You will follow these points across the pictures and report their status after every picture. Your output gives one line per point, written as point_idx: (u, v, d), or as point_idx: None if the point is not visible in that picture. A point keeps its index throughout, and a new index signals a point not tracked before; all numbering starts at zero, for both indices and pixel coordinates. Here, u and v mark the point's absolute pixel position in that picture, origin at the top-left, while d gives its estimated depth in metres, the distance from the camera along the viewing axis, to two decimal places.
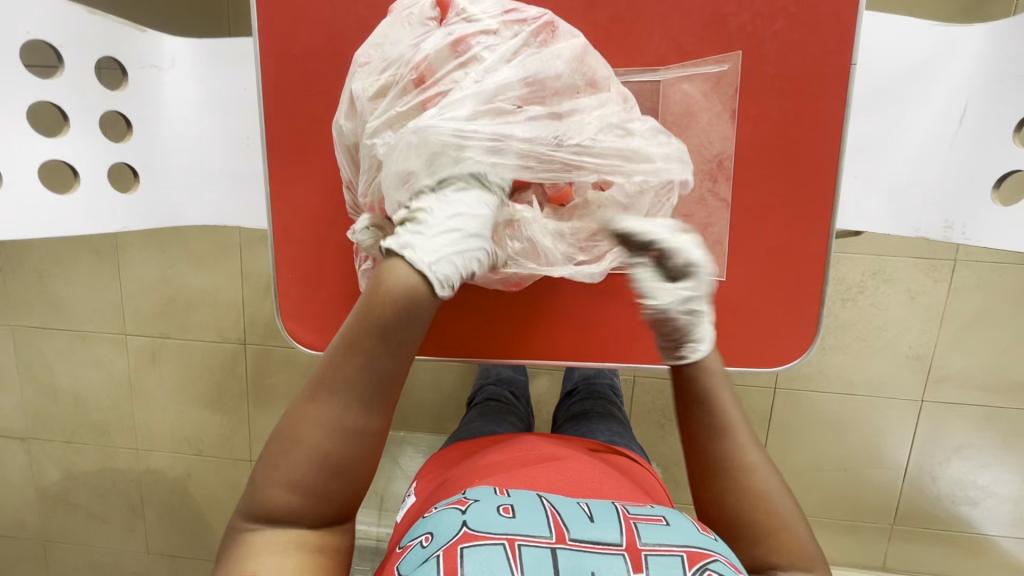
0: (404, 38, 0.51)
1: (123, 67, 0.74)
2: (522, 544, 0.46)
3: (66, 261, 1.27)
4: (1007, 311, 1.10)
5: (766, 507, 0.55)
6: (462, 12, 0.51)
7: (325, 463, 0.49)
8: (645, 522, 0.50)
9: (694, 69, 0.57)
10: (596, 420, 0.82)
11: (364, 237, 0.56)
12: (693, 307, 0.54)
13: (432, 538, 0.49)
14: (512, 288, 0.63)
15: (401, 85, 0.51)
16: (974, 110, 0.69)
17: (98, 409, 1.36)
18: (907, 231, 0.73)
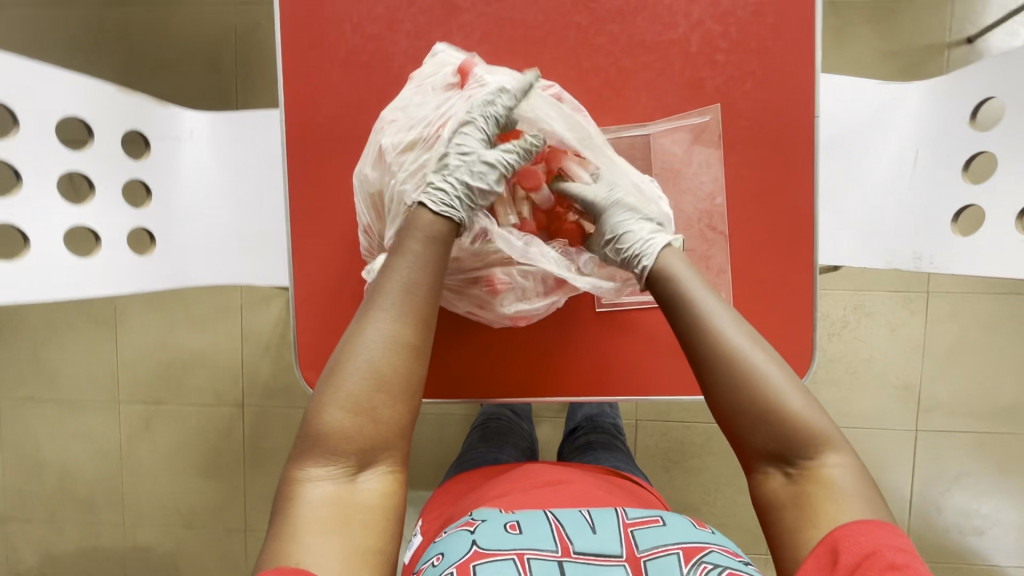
0: (429, 101, 0.58)
1: (146, 139, 0.79)
2: (530, 558, 0.51)
3: (61, 329, 1.26)
4: (982, 337, 1.16)
5: (765, 391, 0.54)
6: (480, 80, 0.58)
7: (375, 390, 0.52)
8: (643, 527, 0.56)
9: (677, 121, 0.63)
10: (601, 448, 0.84)
11: None
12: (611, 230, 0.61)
13: (444, 557, 0.54)
14: (517, 321, 0.67)
15: (429, 142, 0.57)
16: (926, 153, 0.76)
17: (84, 483, 1.30)
18: (882, 263, 0.80)
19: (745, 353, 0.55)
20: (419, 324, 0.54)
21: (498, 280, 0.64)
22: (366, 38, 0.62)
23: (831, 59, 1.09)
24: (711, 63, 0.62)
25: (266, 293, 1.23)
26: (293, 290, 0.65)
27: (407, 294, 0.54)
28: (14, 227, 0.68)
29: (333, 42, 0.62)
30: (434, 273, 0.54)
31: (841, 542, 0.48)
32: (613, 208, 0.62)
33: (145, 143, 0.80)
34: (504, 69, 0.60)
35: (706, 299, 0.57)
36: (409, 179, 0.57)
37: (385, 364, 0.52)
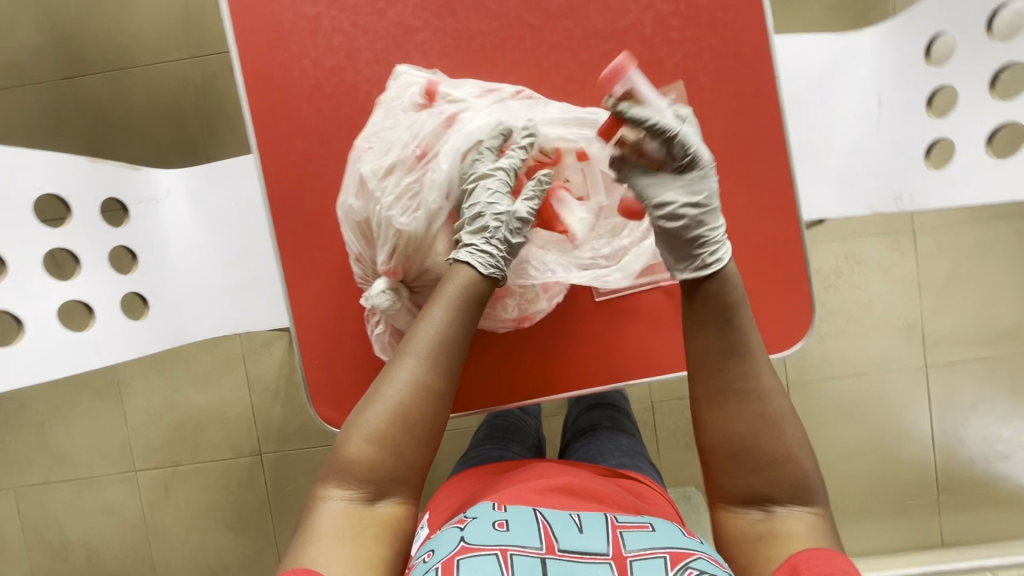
0: (401, 124, 0.59)
1: (124, 205, 0.80)
2: (514, 555, 0.53)
3: (67, 408, 1.25)
4: (974, 266, 1.17)
5: (772, 445, 0.60)
6: (447, 96, 0.60)
7: (399, 428, 0.56)
8: (631, 530, 0.57)
9: None
10: (605, 437, 0.84)
11: (382, 300, 0.60)
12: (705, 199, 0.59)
13: (434, 553, 0.55)
14: (523, 322, 0.68)
15: (408, 162, 0.58)
16: (888, 95, 0.78)
17: (112, 558, 1.29)
18: (864, 210, 0.81)
19: (772, 400, 0.61)
20: (445, 375, 0.57)
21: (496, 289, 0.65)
22: (327, 70, 0.62)
23: (783, 19, 1.11)
24: (667, 41, 0.63)
25: (265, 338, 1.22)
26: (296, 330, 0.65)
27: (435, 343, 0.57)
28: (8, 313, 0.68)
29: (295, 80, 0.62)
30: (460, 325, 0.57)
31: (802, 563, 0.53)
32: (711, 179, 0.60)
33: (124, 209, 0.80)
34: (467, 82, 0.62)
35: (727, 351, 0.61)
36: (394, 203, 0.57)
37: (410, 405, 0.56)
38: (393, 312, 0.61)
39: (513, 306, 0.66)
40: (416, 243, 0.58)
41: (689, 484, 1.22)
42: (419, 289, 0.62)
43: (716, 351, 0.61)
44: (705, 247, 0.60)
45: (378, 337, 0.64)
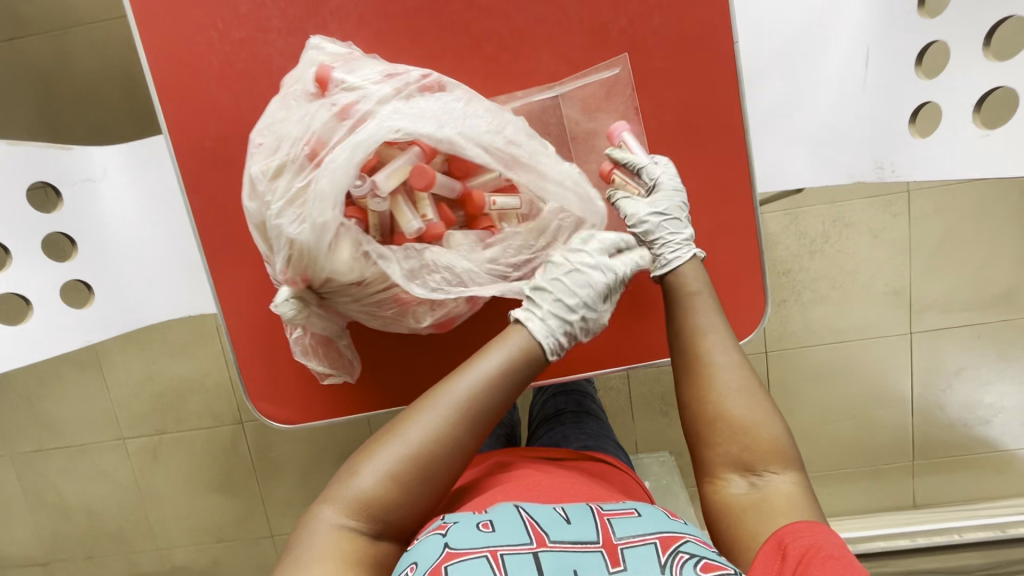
0: (291, 116, 0.52)
1: (56, 189, 0.75)
2: (504, 554, 0.50)
3: (50, 380, 1.27)
4: (971, 228, 1.11)
5: (756, 413, 0.58)
6: (341, 83, 0.52)
7: (423, 471, 0.55)
8: (618, 517, 0.55)
9: (586, 77, 0.60)
10: (570, 423, 0.85)
11: (288, 310, 0.57)
12: (664, 214, 0.62)
13: (417, 566, 0.51)
14: (441, 327, 0.63)
15: (298, 163, 0.51)
16: (876, 51, 0.69)
17: (111, 518, 1.35)
18: (844, 179, 0.74)
19: (743, 371, 0.60)
20: (478, 431, 0.57)
21: (405, 297, 0.58)
22: (236, 43, 0.56)
23: None
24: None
25: None
26: (228, 330, 0.63)
27: (472, 397, 0.57)
28: None
29: (201, 54, 0.56)
30: (500, 385, 0.58)
31: (786, 538, 0.48)
32: (670, 193, 0.62)
33: (57, 192, 0.76)
34: (366, 65, 0.54)
35: (710, 326, 0.62)
36: (283, 209, 0.51)
37: (434, 450, 0.56)
38: (302, 321, 0.58)
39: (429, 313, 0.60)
40: (313, 258, 0.52)
41: (663, 450, 1.23)
42: (328, 296, 0.58)
43: (699, 325, 0.62)
44: (658, 256, 0.63)
45: (298, 339, 0.61)
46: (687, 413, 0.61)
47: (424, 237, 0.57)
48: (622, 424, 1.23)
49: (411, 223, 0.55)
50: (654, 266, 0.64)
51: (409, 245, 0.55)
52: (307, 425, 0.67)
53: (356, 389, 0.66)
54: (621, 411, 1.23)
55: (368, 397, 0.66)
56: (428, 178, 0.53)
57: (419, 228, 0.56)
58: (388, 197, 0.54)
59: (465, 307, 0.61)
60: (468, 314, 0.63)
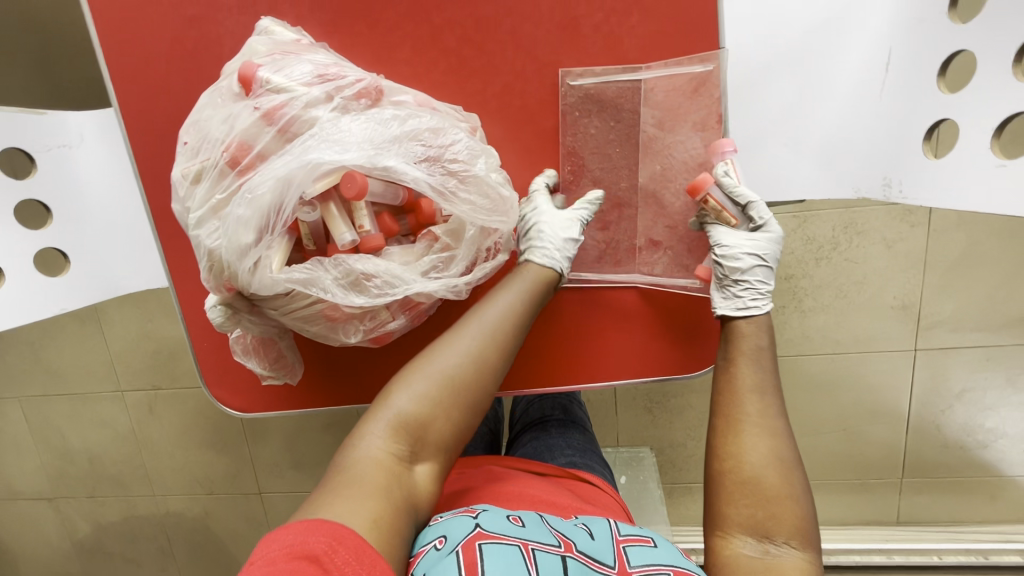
0: (217, 117, 0.52)
1: (29, 155, 0.73)
2: (535, 549, 0.47)
3: (51, 330, 1.31)
4: (996, 245, 1.03)
5: (785, 486, 0.56)
6: (265, 83, 0.52)
7: (459, 391, 0.56)
8: (633, 544, 0.51)
9: (676, 68, 0.63)
10: (556, 433, 0.83)
11: (216, 314, 0.57)
12: (762, 259, 0.66)
13: (446, 540, 0.48)
14: (379, 338, 0.61)
15: (216, 168, 0.51)
16: (899, 54, 0.63)
17: (112, 462, 1.42)
18: (849, 192, 0.68)
19: (782, 444, 0.58)
20: (504, 351, 0.60)
21: (334, 312, 0.57)
22: (186, 20, 0.59)
23: None
24: None
25: None
26: (185, 322, 0.67)
27: (505, 321, 0.60)
28: None
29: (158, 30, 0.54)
30: (526, 311, 0.62)
31: None
32: (775, 247, 0.67)
33: (30, 158, 0.74)
34: (296, 62, 0.53)
35: (750, 387, 0.61)
36: (203, 216, 0.51)
37: (470, 368, 0.57)
38: (231, 326, 0.58)
39: (360, 327, 0.59)
40: (233, 270, 0.50)
41: (644, 446, 1.22)
42: (257, 303, 0.57)
43: (743, 381, 0.62)
44: (742, 296, 0.66)
45: (240, 337, 0.63)
46: (712, 466, 0.60)
47: (359, 247, 0.54)
48: (604, 417, 1.21)
49: (342, 236, 0.52)
50: (727, 303, 0.66)
51: (338, 256, 0.52)
52: (261, 414, 0.71)
53: (302, 385, 0.69)
54: (604, 405, 1.21)
55: (314, 391, 0.70)
56: (359, 186, 0.50)
57: (351, 241, 0.53)
58: (318, 204, 0.52)
59: (396, 320, 0.59)
60: (405, 327, 0.62)
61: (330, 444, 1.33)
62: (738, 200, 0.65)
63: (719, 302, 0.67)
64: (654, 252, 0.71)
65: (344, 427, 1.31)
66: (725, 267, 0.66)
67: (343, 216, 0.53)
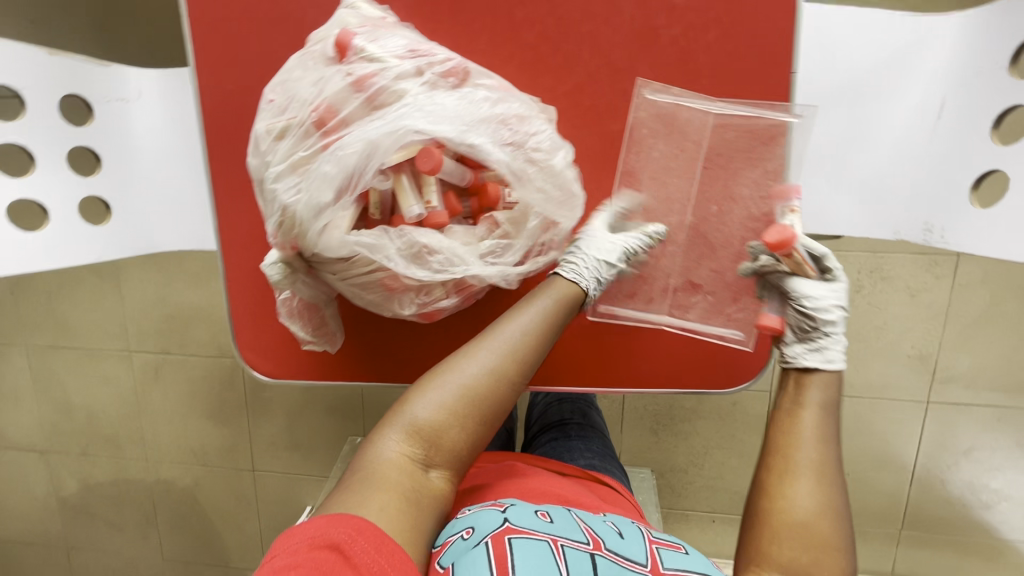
0: (308, 79, 0.53)
1: (88, 103, 0.74)
2: (564, 545, 0.48)
3: (69, 282, 1.31)
4: (1018, 305, 1.04)
5: (833, 536, 0.56)
6: (360, 51, 0.53)
7: (476, 404, 0.56)
8: (667, 548, 0.52)
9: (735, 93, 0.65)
10: (575, 436, 0.83)
11: (275, 272, 0.58)
12: (842, 307, 0.65)
13: (474, 531, 0.50)
14: (426, 315, 0.62)
15: (303, 127, 0.52)
16: (954, 105, 0.64)
17: (110, 422, 1.42)
18: (887, 233, 0.70)
19: (835, 499, 0.57)
20: (525, 365, 0.58)
21: (391, 283, 0.57)
22: None
23: None
24: (666, 6, 0.62)
25: None
26: (227, 281, 0.68)
27: (528, 335, 0.59)
28: None
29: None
30: (552, 331, 0.60)
31: None
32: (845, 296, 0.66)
33: (89, 106, 0.75)
34: (391, 36, 0.54)
35: (814, 433, 0.60)
36: (283, 172, 0.51)
37: (488, 383, 0.56)
38: (287, 285, 0.59)
39: (414, 301, 0.59)
40: (303, 228, 0.51)
41: (645, 467, 1.21)
42: (315, 266, 0.58)
43: (806, 426, 0.60)
44: (829, 346, 0.63)
45: (286, 301, 0.63)
46: (759, 503, 0.59)
47: (425, 223, 0.55)
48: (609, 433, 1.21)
49: (410, 208, 0.53)
50: (817, 355, 0.63)
51: (404, 227, 0.53)
52: (289, 382, 0.71)
53: (335, 357, 0.70)
54: (610, 421, 1.21)
55: (346, 364, 0.70)
56: (435, 162, 0.51)
57: (418, 215, 0.54)
58: (391, 174, 0.53)
59: (445, 300, 0.60)
60: (452, 309, 0.63)
61: (330, 429, 1.32)
62: (817, 254, 0.64)
63: (805, 353, 0.64)
64: (692, 295, 0.72)
65: (347, 414, 1.31)
66: (815, 319, 0.64)
67: (413, 188, 0.54)
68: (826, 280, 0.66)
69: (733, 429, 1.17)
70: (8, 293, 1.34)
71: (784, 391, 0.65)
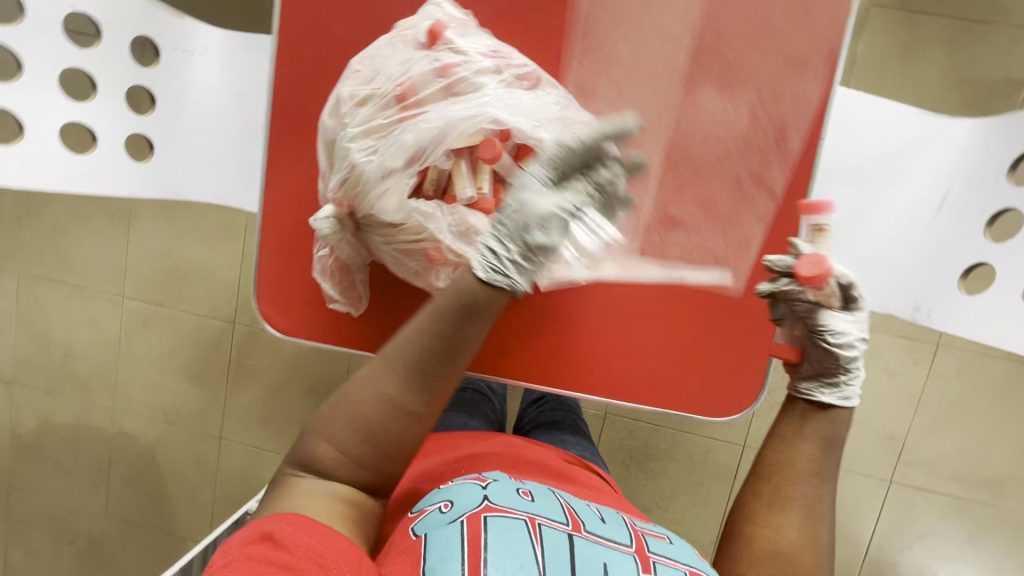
0: (396, 58, 0.58)
1: (156, 48, 0.78)
2: (542, 524, 0.50)
3: (80, 218, 1.32)
4: (985, 403, 1.09)
5: (813, 566, 0.60)
6: (449, 43, 0.58)
7: (359, 431, 0.54)
8: (652, 536, 0.55)
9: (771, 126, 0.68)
10: (567, 431, 0.86)
11: (325, 226, 0.62)
12: (861, 339, 0.64)
13: (453, 505, 0.52)
14: None
15: (385, 99, 0.57)
16: (953, 201, 0.70)
17: (85, 364, 1.40)
18: (879, 307, 0.74)
19: (816, 532, 0.61)
20: (410, 384, 0.54)
21: (433, 254, 0.62)
22: None
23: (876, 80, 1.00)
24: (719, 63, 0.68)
25: None
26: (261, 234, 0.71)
27: (411, 354, 0.55)
28: (11, 113, 0.70)
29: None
30: (439, 337, 0.54)
31: None
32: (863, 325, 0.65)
33: (156, 52, 0.79)
34: (478, 36, 0.59)
35: (807, 469, 0.62)
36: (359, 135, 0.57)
37: (365, 409, 0.54)
38: (333, 240, 0.63)
39: (449, 277, 0.63)
40: (367, 188, 0.58)
41: None
42: (364, 228, 0.63)
43: (801, 462, 0.63)
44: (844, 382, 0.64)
45: (321, 259, 0.68)
46: (743, 527, 0.62)
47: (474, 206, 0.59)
48: None
49: (464, 191, 0.58)
50: (832, 390, 0.64)
51: (457, 206, 0.59)
52: (298, 341, 0.73)
53: (350, 322, 0.72)
54: None
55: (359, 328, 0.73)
56: (496, 152, 0.57)
57: (470, 197, 0.59)
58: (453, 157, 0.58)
59: None
60: None
61: (307, 409, 1.32)
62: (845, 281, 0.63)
63: (821, 390, 0.64)
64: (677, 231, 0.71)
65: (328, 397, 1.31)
66: (839, 356, 0.63)
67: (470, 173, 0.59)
68: (849, 309, 0.65)
69: (702, 477, 1.19)
70: (15, 217, 1.35)
71: (785, 416, 0.66)
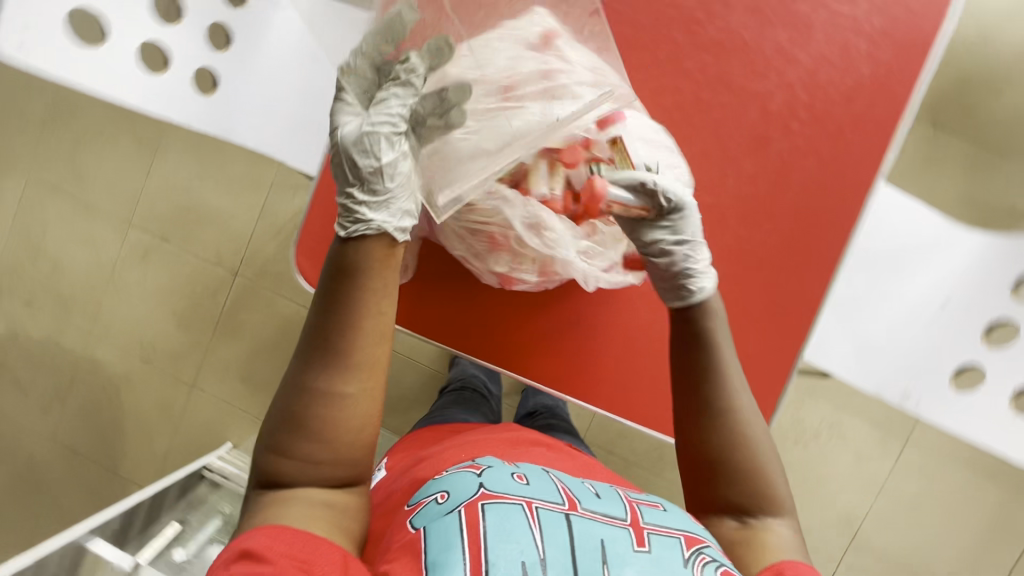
0: (506, 49, 0.56)
1: None
2: (538, 508, 0.51)
3: (107, 138, 1.31)
4: (939, 504, 1.14)
5: (757, 474, 0.58)
6: (559, 52, 0.57)
7: (288, 427, 0.51)
8: (646, 505, 0.57)
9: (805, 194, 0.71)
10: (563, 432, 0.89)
11: None
12: (677, 234, 0.60)
13: (449, 495, 0.53)
14: (504, 283, 0.68)
15: (491, 86, 0.54)
16: (955, 302, 0.75)
17: (72, 282, 1.36)
18: (870, 389, 0.77)
19: (751, 428, 0.58)
20: (322, 355, 0.51)
21: (498, 239, 0.62)
22: None
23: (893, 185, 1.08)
24: None
25: (297, 184, 1.26)
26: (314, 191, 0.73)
27: (319, 327, 0.52)
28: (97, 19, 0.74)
29: None
30: (342, 294, 0.52)
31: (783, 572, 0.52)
32: (691, 223, 0.60)
33: None
34: (583, 51, 0.59)
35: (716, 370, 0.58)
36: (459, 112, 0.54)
37: (287, 402, 0.51)
38: None
39: (506, 263, 0.65)
40: (455, 165, 0.54)
41: None
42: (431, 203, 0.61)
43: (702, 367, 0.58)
44: (685, 285, 0.60)
45: None
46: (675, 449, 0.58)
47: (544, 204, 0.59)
48: None
49: (540, 187, 0.58)
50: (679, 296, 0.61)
51: (530, 202, 0.59)
52: None
53: None
54: None
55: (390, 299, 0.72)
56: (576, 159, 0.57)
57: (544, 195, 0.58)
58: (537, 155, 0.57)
59: (529, 276, 0.65)
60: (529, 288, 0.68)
61: None
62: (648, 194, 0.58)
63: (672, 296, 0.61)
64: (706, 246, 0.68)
65: None
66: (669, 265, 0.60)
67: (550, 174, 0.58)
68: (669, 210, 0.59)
69: None
70: (41, 122, 1.33)
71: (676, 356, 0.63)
